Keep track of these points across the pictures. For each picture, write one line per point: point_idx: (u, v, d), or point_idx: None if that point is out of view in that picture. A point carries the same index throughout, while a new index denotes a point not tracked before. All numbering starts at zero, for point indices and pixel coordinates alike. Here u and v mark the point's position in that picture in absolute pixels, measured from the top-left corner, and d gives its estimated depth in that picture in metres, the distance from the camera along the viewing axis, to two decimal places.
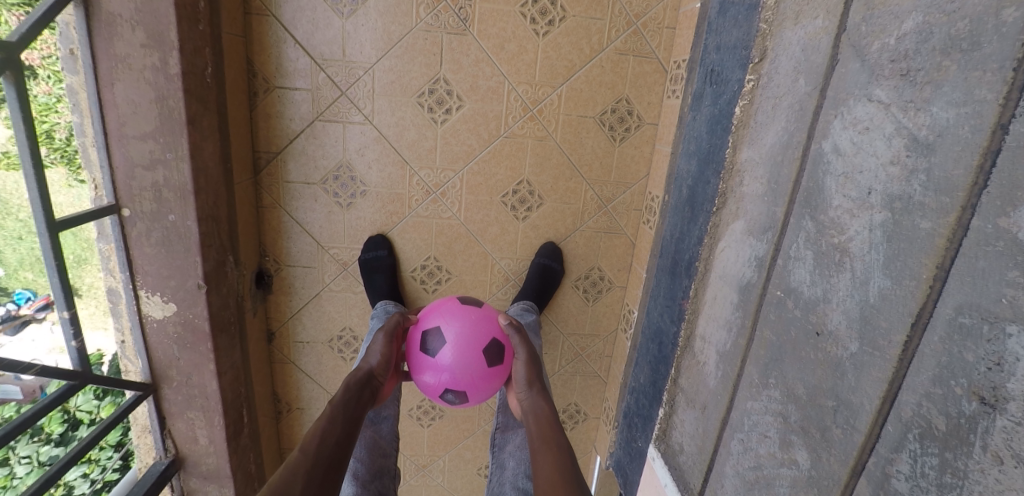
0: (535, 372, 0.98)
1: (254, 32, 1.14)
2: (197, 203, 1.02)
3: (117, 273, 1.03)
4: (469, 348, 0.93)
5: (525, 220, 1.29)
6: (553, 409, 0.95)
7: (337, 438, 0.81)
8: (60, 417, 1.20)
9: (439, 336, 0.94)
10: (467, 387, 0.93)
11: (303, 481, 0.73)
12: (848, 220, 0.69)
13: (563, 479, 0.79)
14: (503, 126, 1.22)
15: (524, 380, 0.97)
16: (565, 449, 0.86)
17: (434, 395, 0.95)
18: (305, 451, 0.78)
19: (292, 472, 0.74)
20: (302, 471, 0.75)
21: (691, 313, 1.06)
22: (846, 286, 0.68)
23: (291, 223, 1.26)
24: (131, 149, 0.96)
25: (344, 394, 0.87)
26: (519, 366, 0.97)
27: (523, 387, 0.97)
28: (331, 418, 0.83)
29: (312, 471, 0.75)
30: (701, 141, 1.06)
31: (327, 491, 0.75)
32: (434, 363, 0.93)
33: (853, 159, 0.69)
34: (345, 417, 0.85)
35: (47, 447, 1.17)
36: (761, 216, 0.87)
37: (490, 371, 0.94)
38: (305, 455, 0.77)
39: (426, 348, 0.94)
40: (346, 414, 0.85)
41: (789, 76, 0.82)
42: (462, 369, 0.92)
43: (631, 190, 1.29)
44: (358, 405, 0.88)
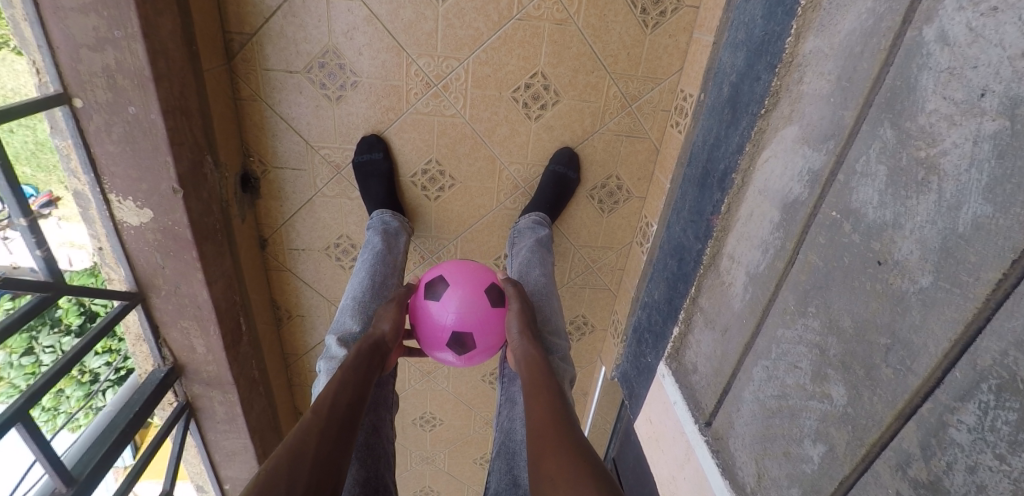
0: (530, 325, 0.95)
1: None
2: (159, 93, 0.87)
3: (81, 175, 0.92)
4: (472, 291, 0.94)
5: (538, 120, 1.14)
6: (544, 355, 0.91)
7: (350, 398, 0.77)
8: (77, 309, 1.15)
9: (442, 284, 0.95)
10: (474, 329, 0.93)
11: (317, 438, 0.69)
12: (944, 130, 0.56)
13: (551, 419, 0.75)
14: (516, 6, 1.03)
15: (518, 329, 0.94)
16: (561, 398, 0.81)
17: (443, 349, 0.94)
18: (318, 412, 0.74)
19: (306, 431, 0.70)
20: (316, 429, 0.70)
21: (720, 230, 0.95)
22: (927, 210, 0.57)
23: (275, 120, 1.12)
24: (71, 25, 0.80)
25: (356, 359, 0.85)
26: (516, 316, 0.96)
27: (516, 336, 0.93)
28: (342, 380, 0.80)
29: (326, 430, 0.71)
30: (753, 28, 0.89)
31: (343, 447, 0.71)
32: (439, 312, 0.93)
33: (965, 51, 0.54)
34: (356, 381, 0.82)
35: (69, 338, 1.13)
36: (822, 122, 0.73)
37: (493, 313, 0.95)
38: (317, 416, 0.73)
39: (428, 302, 0.94)
40: (357, 377, 0.82)
41: None
42: (467, 310, 0.93)
43: (660, 87, 1.13)
44: (369, 370, 0.85)
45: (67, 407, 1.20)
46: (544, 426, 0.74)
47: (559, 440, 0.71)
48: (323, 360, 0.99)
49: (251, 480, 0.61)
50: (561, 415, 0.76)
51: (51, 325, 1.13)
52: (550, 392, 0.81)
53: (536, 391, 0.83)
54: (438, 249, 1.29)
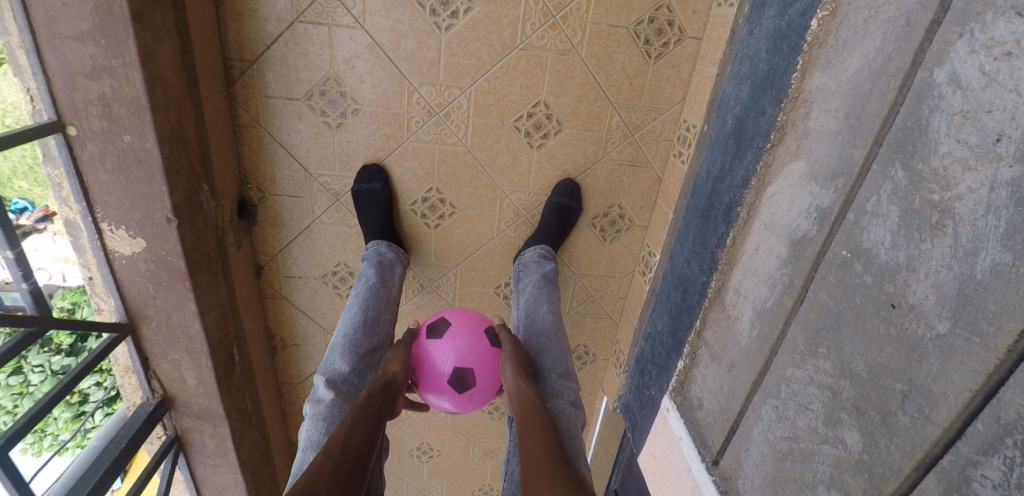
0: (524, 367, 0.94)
1: None
2: (155, 122, 0.86)
3: (73, 204, 0.90)
4: (473, 329, 0.97)
5: (540, 149, 1.14)
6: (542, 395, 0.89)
7: (360, 440, 0.76)
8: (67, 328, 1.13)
9: (444, 324, 0.98)
10: (475, 365, 0.94)
11: (328, 481, 0.68)
12: (959, 174, 0.55)
13: (545, 459, 0.73)
14: (519, 36, 1.03)
15: (514, 372, 0.92)
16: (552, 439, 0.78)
17: (444, 388, 0.93)
18: (329, 455, 0.73)
19: (317, 472, 0.69)
20: (327, 470, 0.70)
21: (725, 264, 0.94)
22: (943, 254, 0.56)
23: (275, 146, 1.11)
24: (67, 53, 0.79)
25: (367, 401, 0.83)
26: (514, 357, 0.95)
27: (510, 378, 0.91)
28: (354, 423, 0.79)
29: (337, 472, 0.70)
30: (757, 61, 0.88)
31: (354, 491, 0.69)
32: (439, 351, 0.95)
33: (977, 95, 0.54)
34: (367, 423, 0.80)
35: (58, 357, 1.10)
36: (831, 160, 0.72)
37: (494, 352, 0.97)
38: (328, 458, 0.72)
39: (428, 344, 0.96)
40: (368, 418, 0.80)
41: None
42: (468, 346, 0.95)
43: (663, 117, 1.12)
44: (380, 412, 0.83)
45: (56, 429, 1.17)
46: (537, 472, 0.71)
47: (548, 482, 0.68)
48: (309, 403, 0.96)
49: None
50: (556, 464, 0.73)
51: (42, 345, 1.10)
52: (541, 433, 0.79)
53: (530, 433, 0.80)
54: (438, 277, 1.27)
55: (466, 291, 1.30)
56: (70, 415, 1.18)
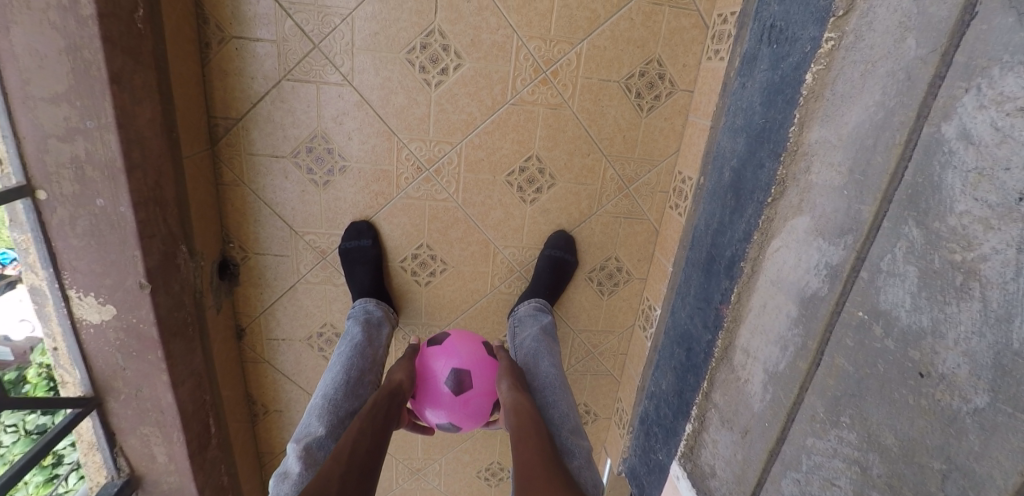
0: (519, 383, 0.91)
1: None
2: (131, 184, 0.82)
3: (39, 270, 0.84)
4: (473, 338, 0.94)
5: (533, 203, 1.11)
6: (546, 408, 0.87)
7: (368, 447, 0.75)
8: None
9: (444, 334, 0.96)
10: (473, 368, 0.90)
11: (338, 484, 0.67)
12: (981, 233, 0.52)
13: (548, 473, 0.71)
14: (510, 91, 1.02)
15: (510, 387, 0.89)
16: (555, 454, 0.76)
17: (441, 394, 0.88)
18: (338, 461, 0.72)
19: (327, 478, 0.68)
20: (336, 479, 0.68)
21: (731, 321, 0.90)
22: (972, 320, 0.52)
23: (259, 205, 1.07)
24: (40, 116, 0.76)
25: (374, 407, 0.82)
26: (512, 372, 0.92)
27: (505, 391, 0.88)
28: (361, 431, 0.77)
29: (346, 479, 0.68)
30: (751, 114, 0.87)
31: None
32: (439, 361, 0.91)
33: (992, 151, 0.51)
34: (375, 430, 0.79)
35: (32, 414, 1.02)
36: (838, 215, 0.69)
37: (494, 361, 0.93)
38: (336, 465, 0.70)
39: (428, 352, 0.93)
40: (377, 425, 0.79)
41: (890, 34, 0.63)
42: (468, 351, 0.91)
43: (657, 169, 1.11)
44: (388, 418, 0.82)
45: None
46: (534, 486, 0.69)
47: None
48: (276, 477, 0.88)
49: None
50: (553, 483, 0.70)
51: None
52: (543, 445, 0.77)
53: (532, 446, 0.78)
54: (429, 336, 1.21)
55: None
56: (41, 478, 1.02)
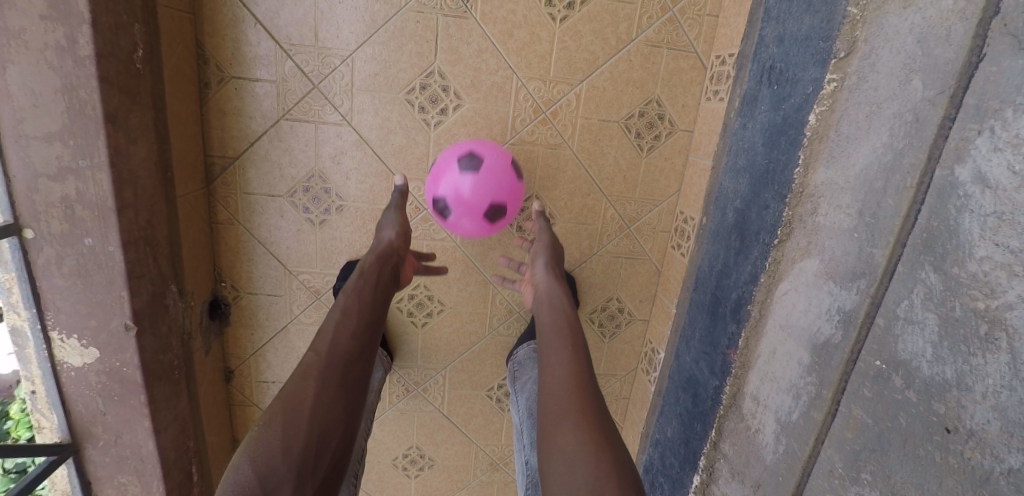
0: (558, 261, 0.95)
1: (205, 8, 0.93)
2: (122, 224, 0.80)
3: (22, 310, 0.81)
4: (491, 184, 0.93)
5: (532, 242, 1.09)
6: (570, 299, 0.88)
7: (354, 330, 0.74)
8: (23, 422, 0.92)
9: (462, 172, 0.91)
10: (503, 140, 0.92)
11: (317, 375, 0.66)
12: (1004, 280, 0.49)
13: (575, 375, 0.71)
14: (509, 132, 1.02)
15: (545, 265, 0.93)
16: (580, 348, 0.76)
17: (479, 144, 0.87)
18: (319, 350, 0.70)
19: (307, 372, 0.66)
20: (317, 370, 0.67)
21: (739, 367, 0.86)
22: (1000, 372, 0.49)
23: (253, 244, 1.05)
24: (32, 154, 0.75)
25: (364, 282, 0.81)
26: (552, 251, 0.96)
27: (541, 269, 0.93)
28: (347, 309, 0.76)
29: (326, 374, 0.67)
30: (753, 155, 0.86)
31: (354, 385, 0.69)
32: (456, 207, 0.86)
33: (1012, 195, 0.49)
34: (363, 308, 0.77)
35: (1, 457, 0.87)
36: (848, 259, 0.67)
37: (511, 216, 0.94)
38: (318, 354, 0.69)
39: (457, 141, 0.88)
40: (370, 300, 0.79)
41: (895, 76, 0.62)
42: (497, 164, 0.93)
43: (659, 208, 1.09)
44: (379, 291, 0.82)
45: None
46: (557, 393, 0.69)
47: (575, 406, 0.66)
48: None
49: (249, 433, 0.61)
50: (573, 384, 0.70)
51: None
52: (567, 345, 0.76)
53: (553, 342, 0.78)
54: (425, 379, 1.17)
55: (456, 395, 1.19)
56: None
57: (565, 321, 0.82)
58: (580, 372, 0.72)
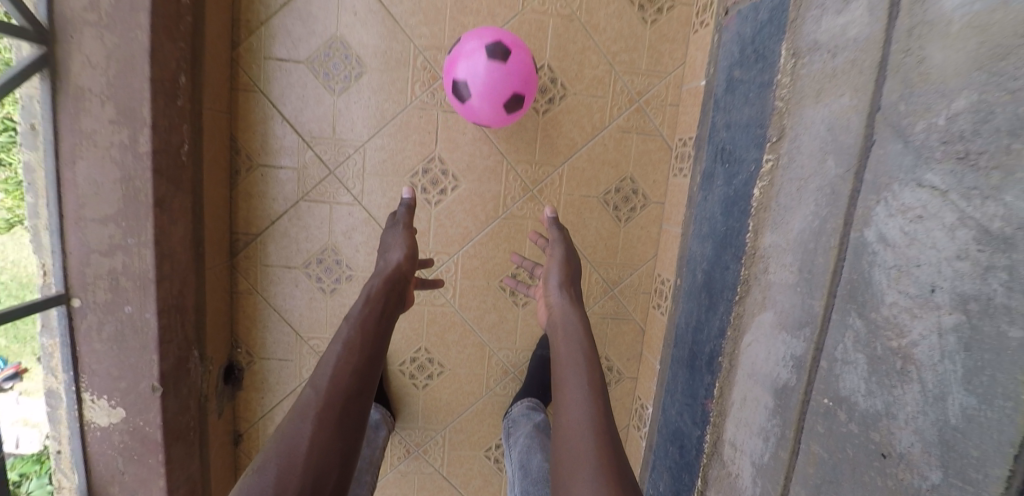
0: (571, 279, 0.97)
1: (240, 108, 1.09)
2: (158, 293, 0.91)
3: (60, 373, 0.90)
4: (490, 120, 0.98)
5: (525, 306, 1.19)
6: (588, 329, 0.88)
7: (354, 367, 0.72)
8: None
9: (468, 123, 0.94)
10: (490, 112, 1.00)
11: (314, 415, 0.67)
12: (908, 321, 0.59)
13: (594, 421, 0.73)
14: (501, 207, 1.15)
15: (561, 293, 0.95)
16: (600, 387, 0.78)
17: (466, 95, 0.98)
18: (317, 387, 0.70)
19: (302, 415, 0.67)
20: (314, 409, 0.67)
21: (717, 415, 0.93)
22: (916, 400, 0.58)
23: (268, 312, 1.15)
24: (88, 233, 0.87)
25: (369, 309, 0.81)
26: (569, 280, 0.97)
27: (555, 287, 0.96)
28: (349, 342, 0.75)
29: (324, 414, 0.67)
30: (714, 223, 0.99)
31: (350, 423, 0.68)
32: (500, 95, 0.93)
33: (906, 251, 0.60)
34: (366, 339, 0.77)
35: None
36: (795, 310, 0.77)
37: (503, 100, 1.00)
38: (315, 392, 0.69)
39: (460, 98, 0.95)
40: (375, 329, 0.79)
41: (815, 157, 0.75)
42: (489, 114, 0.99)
43: (639, 272, 1.20)
44: (387, 318, 0.82)
45: None
46: (575, 436, 0.72)
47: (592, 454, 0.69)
48: None
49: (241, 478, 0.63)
50: (591, 429, 0.72)
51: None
52: (589, 384, 0.78)
53: (572, 376, 0.80)
54: (425, 440, 1.22)
55: (455, 456, 1.23)
56: None
57: (580, 351, 0.83)
58: (601, 414, 0.74)
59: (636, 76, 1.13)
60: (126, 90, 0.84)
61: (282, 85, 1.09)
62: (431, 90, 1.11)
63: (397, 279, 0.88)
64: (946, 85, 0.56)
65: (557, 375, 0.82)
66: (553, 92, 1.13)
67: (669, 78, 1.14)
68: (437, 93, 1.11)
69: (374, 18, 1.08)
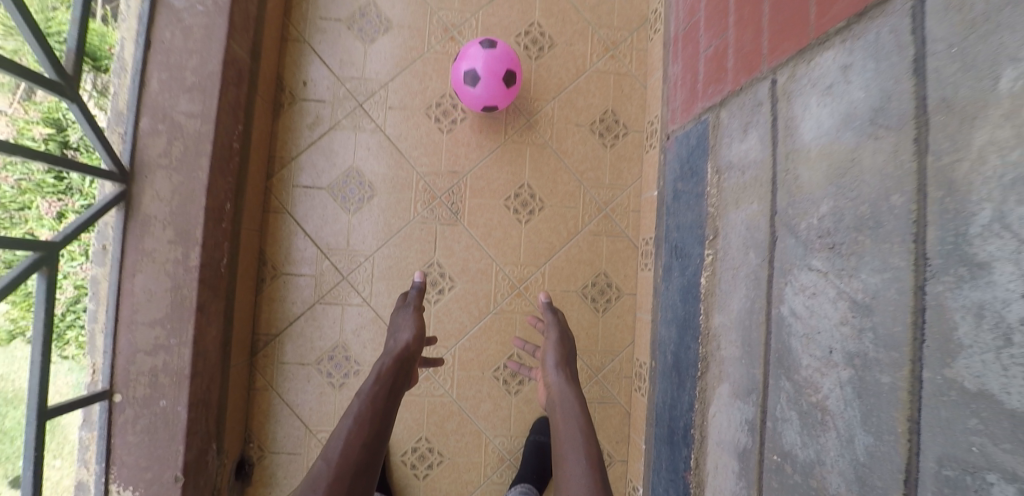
0: (565, 359, 1.09)
1: (269, 227, 1.29)
2: (191, 387, 1.03)
3: (93, 465, 1.00)
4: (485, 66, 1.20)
5: (517, 393, 1.30)
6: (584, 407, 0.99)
7: (363, 443, 0.83)
8: None
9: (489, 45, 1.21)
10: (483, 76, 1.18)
11: (325, 485, 0.76)
12: (819, 378, 0.72)
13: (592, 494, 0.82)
14: (492, 304, 1.31)
15: (559, 372, 1.07)
16: (599, 462, 0.88)
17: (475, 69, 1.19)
18: (328, 459, 0.80)
19: (314, 484, 0.76)
20: (325, 480, 0.77)
21: (696, 486, 1.01)
22: (835, 445, 0.69)
23: (281, 407, 1.25)
24: (137, 335, 1.01)
25: (380, 385, 0.93)
26: (567, 363, 1.09)
27: (552, 368, 1.08)
28: (359, 417, 0.86)
29: (334, 483, 0.77)
30: (676, 309, 1.14)
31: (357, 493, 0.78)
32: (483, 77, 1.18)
33: (810, 321, 0.75)
34: (375, 412, 0.88)
35: None
36: (743, 379, 0.90)
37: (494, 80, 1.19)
38: (327, 465, 0.79)
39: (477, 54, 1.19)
40: (383, 405, 0.90)
41: (740, 250, 0.93)
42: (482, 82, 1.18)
43: (619, 357, 1.33)
44: (394, 392, 0.94)
45: None
46: None
47: None
48: None
49: None
50: None
51: None
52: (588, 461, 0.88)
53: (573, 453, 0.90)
54: None
55: None
56: None
57: (577, 428, 0.93)
58: (599, 486, 0.84)
59: (601, 189, 1.36)
60: (183, 216, 1.03)
61: (306, 207, 1.30)
62: (430, 207, 1.32)
63: (405, 357, 1.01)
64: (813, 195, 0.74)
65: (558, 451, 0.92)
66: (533, 205, 1.34)
67: (629, 190, 1.36)
68: (436, 209, 1.32)
69: (384, 151, 1.32)
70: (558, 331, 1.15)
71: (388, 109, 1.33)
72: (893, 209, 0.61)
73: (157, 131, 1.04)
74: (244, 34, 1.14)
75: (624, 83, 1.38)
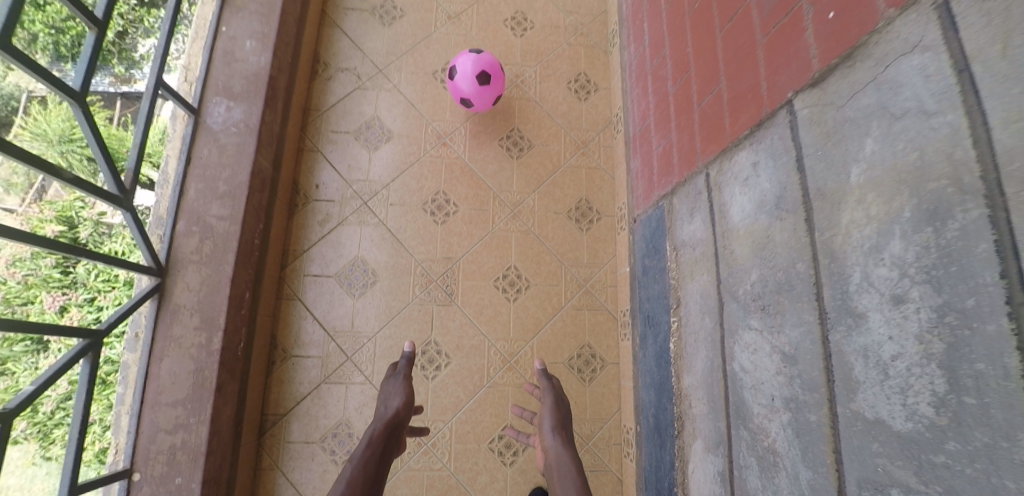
0: (561, 423, 1.18)
1: (281, 312, 1.42)
2: (205, 464, 1.10)
3: None
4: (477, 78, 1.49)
5: (512, 464, 1.36)
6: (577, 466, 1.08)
7: None
8: None
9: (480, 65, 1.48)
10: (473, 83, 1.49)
11: None
12: (767, 424, 0.83)
13: None
14: (485, 377, 1.42)
15: (555, 433, 1.15)
16: None
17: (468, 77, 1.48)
18: None
19: None
20: None
21: None
22: (786, 484, 0.78)
23: (286, 486, 1.31)
24: (159, 415, 1.11)
25: (371, 450, 1.01)
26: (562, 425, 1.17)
27: (548, 431, 1.16)
28: (350, 481, 0.94)
29: None
30: (653, 374, 1.25)
31: None
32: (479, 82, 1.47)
33: (755, 374, 0.87)
34: (364, 477, 0.96)
35: None
36: (711, 433, 0.99)
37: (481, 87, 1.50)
38: None
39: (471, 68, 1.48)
40: (374, 470, 0.98)
41: (698, 315, 1.06)
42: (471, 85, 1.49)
43: (607, 424, 1.41)
44: (383, 457, 1.02)
45: None
46: None
47: None
48: None
49: None
50: None
51: None
52: None
53: None
54: None
55: None
56: None
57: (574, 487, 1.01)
58: None
59: (581, 268, 1.52)
60: (209, 304, 1.17)
61: (315, 293, 1.44)
62: (427, 289, 1.46)
63: (394, 423, 1.09)
64: (745, 265, 0.90)
65: None
66: (520, 284, 1.49)
67: (606, 267, 1.52)
68: (432, 291, 1.46)
69: (386, 242, 1.49)
70: (554, 396, 1.24)
71: (389, 205, 1.52)
72: (800, 274, 0.76)
73: (192, 231, 1.20)
74: (269, 149, 1.34)
75: (595, 176, 1.59)
